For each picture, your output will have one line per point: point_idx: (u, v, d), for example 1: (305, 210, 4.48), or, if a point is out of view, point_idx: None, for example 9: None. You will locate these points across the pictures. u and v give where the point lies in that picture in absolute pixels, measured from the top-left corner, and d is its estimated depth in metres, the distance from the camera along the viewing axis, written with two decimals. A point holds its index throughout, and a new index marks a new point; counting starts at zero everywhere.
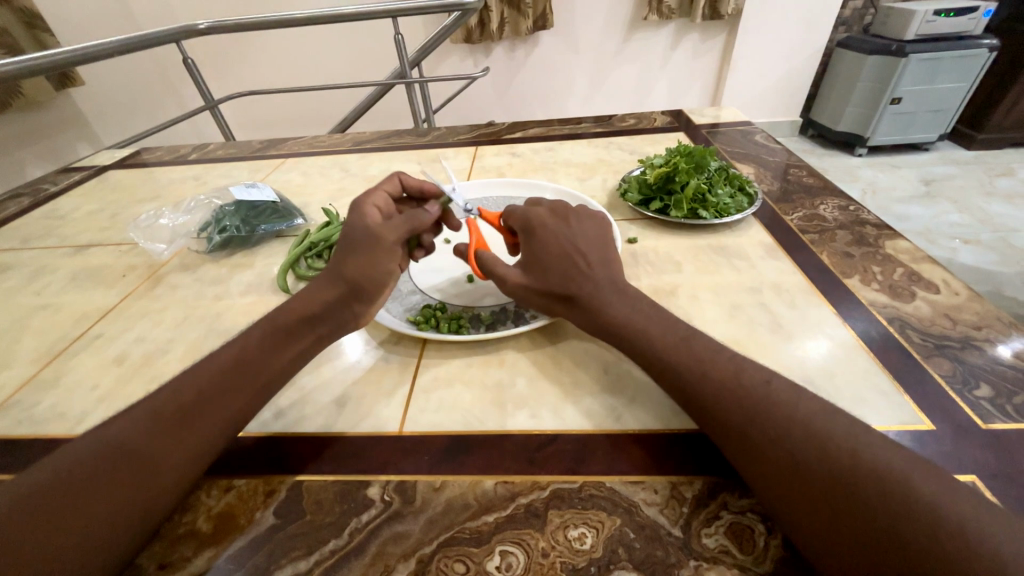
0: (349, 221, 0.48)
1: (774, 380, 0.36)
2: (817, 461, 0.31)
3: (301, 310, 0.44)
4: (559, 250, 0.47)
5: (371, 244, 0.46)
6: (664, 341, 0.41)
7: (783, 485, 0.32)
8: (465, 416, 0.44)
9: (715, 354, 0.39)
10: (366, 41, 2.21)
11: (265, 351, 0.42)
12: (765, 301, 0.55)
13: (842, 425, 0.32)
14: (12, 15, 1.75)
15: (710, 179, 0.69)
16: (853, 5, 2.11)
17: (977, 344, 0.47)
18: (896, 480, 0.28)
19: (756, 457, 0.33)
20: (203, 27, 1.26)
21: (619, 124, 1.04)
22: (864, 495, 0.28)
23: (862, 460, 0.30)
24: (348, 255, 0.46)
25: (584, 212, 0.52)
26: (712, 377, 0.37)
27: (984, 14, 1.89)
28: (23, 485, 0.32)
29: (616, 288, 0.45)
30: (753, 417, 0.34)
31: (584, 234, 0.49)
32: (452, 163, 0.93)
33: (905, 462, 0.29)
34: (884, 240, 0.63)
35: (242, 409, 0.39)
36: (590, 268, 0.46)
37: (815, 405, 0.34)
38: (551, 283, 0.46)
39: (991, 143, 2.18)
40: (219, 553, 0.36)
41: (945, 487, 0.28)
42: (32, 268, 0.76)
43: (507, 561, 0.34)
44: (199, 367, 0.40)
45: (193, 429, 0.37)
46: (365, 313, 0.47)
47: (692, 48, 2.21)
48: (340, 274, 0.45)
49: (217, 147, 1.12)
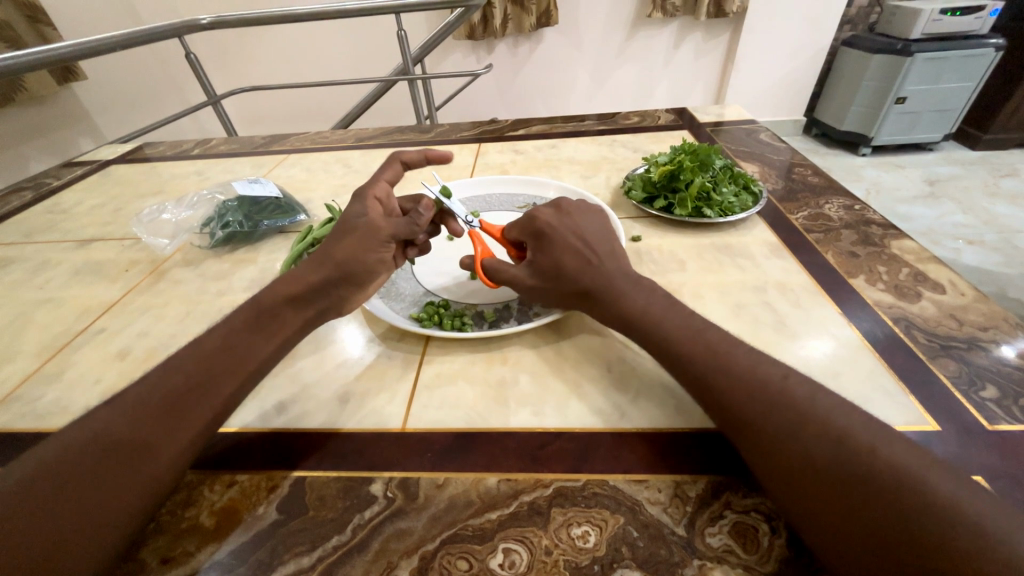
0: (350, 209, 0.51)
1: (791, 374, 0.36)
2: (833, 456, 0.30)
3: (287, 291, 0.45)
4: (566, 245, 0.47)
5: (368, 232, 0.48)
6: (678, 334, 0.41)
7: (797, 482, 0.31)
8: (468, 413, 0.44)
9: (731, 347, 0.39)
10: (367, 38, 2.20)
11: (256, 340, 0.43)
12: (770, 300, 0.54)
13: (858, 420, 0.32)
14: (14, 8, 1.74)
15: (715, 177, 0.69)
16: (858, 4, 2.10)
17: (982, 345, 0.47)
18: (916, 478, 0.28)
19: (771, 451, 0.33)
20: (206, 23, 1.26)
21: (623, 122, 1.04)
22: (882, 492, 0.28)
23: (879, 459, 0.29)
24: (341, 238, 0.49)
25: (587, 206, 0.52)
26: (728, 372, 0.37)
27: (991, 13, 1.87)
28: (11, 478, 0.32)
29: (630, 278, 0.46)
30: (768, 411, 0.34)
31: (590, 226, 0.49)
32: (456, 160, 0.93)
33: (923, 462, 0.29)
34: (890, 240, 0.63)
35: (230, 395, 0.40)
36: (601, 260, 0.46)
37: (831, 399, 0.34)
38: (563, 278, 0.46)
39: (996, 144, 2.17)
40: (220, 547, 0.36)
41: (963, 487, 0.28)
42: (34, 262, 0.76)
43: (510, 559, 0.34)
44: (192, 354, 0.40)
45: (183, 419, 0.37)
46: (352, 297, 0.49)
47: (696, 46, 2.21)
48: (329, 257, 0.47)
49: (219, 142, 1.12)
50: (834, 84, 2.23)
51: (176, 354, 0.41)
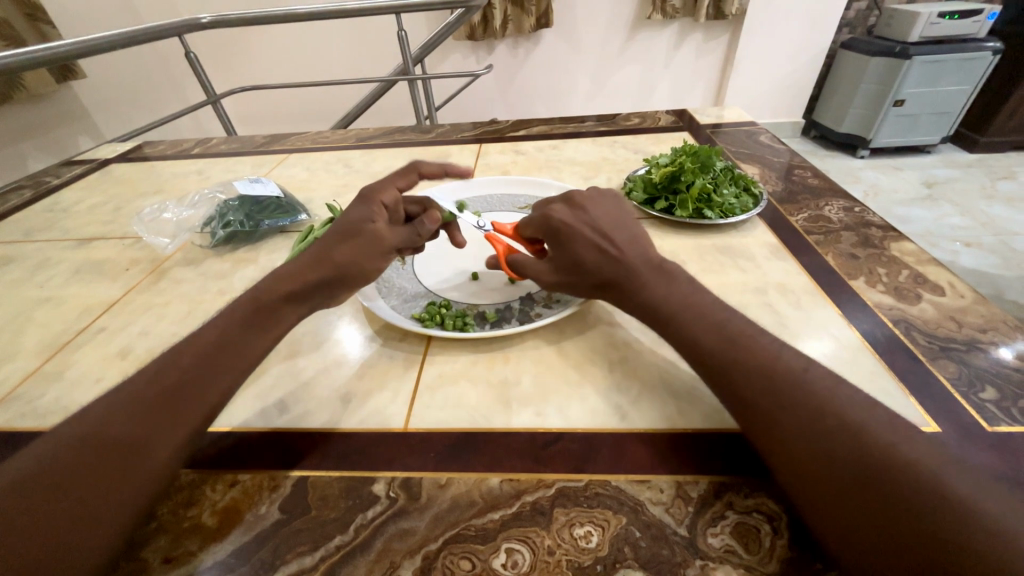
0: (354, 213, 0.51)
1: (812, 368, 0.36)
2: (849, 450, 0.31)
3: (289, 286, 0.46)
4: (584, 240, 0.47)
5: (370, 240, 0.49)
6: (698, 324, 0.41)
7: (810, 476, 0.31)
8: (470, 413, 0.44)
9: (751, 338, 0.39)
10: (368, 37, 2.20)
11: (260, 339, 0.43)
12: (771, 302, 0.55)
13: (878, 417, 0.32)
14: (13, 7, 1.74)
15: (715, 179, 0.69)
16: (856, 7, 2.11)
17: (981, 347, 0.47)
18: (932, 475, 0.28)
19: (786, 441, 0.33)
20: (206, 21, 1.26)
21: (623, 123, 1.04)
22: (898, 487, 0.28)
23: (898, 455, 0.29)
24: (343, 240, 0.48)
25: (599, 194, 0.51)
26: (748, 363, 0.37)
27: (987, 18, 1.90)
28: (7, 477, 0.31)
29: (652, 267, 0.45)
30: (786, 402, 0.34)
31: (605, 216, 0.49)
32: (456, 160, 0.93)
33: (941, 460, 0.29)
34: (889, 242, 0.63)
35: (226, 391, 0.40)
36: (621, 250, 0.46)
37: (852, 395, 0.34)
38: (585, 272, 0.47)
39: (994, 147, 2.18)
40: (222, 546, 0.36)
41: (979, 487, 0.28)
42: (33, 261, 0.76)
43: (513, 559, 0.34)
44: (188, 352, 0.40)
45: (180, 415, 0.37)
46: (341, 297, 0.50)
47: (695, 48, 2.21)
48: (328, 258, 0.47)
49: (219, 141, 1.12)
50: (833, 86, 2.24)
51: (171, 353, 0.41)
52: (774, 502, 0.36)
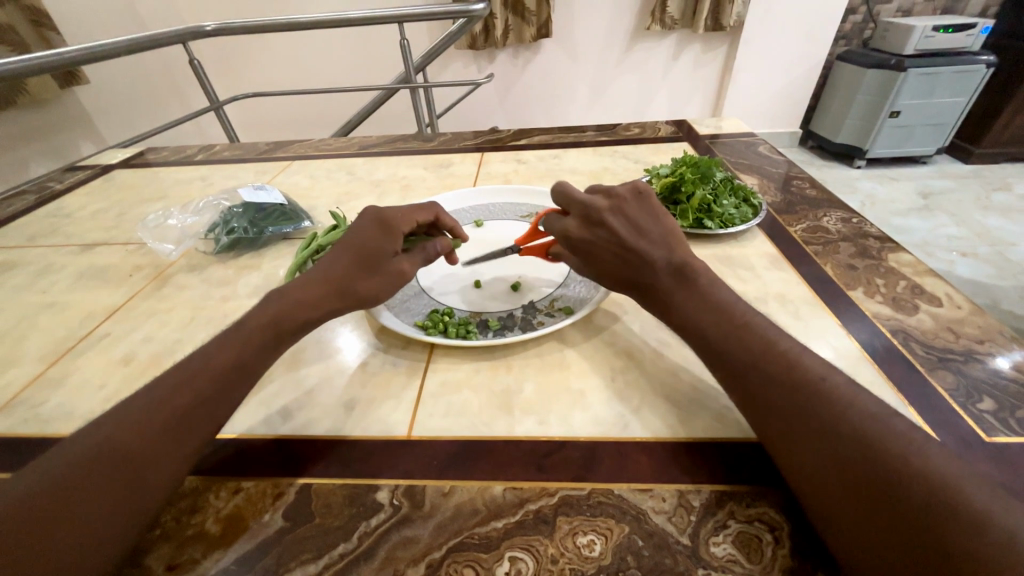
0: (377, 245, 0.49)
1: (830, 377, 0.36)
2: (864, 458, 0.31)
3: (304, 294, 0.46)
4: (604, 254, 0.49)
5: (395, 279, 0.51)
6: (717, 330, 0.41)
7: (823, 481, 0.32)
8: (473, 421, 0.45)
9: (770, 345, 0.39)
10: (370, 45, 2.22)
11: (272, 349, 0.44)
12: (770, 311, 0.55)
13: (896, 426, 0.32)
14: (18, 13, 1.75)
15: (715, 189, 0.70)
16: (852, 20, 2.15)
17: (979, 358, 0.47)
18: (948, 487, 0.28)
19: (801, 448, 0.34)
20: (211, 29, 1.27)
21: (623, 133, 1.05)
22: (910, 497, 0.28)
23: (913, 465, 0.29)
24: (363, 270, 0.49)
25: (621, 197, 0.51)
26: (765, 369, 0.37)
27: (980, 31, 1.92)
28: (11, 482, 0.31)
29: (677, 269, 0.45)
30: (800, 409, 0.35)
31: (626, 221, 0.49)
32: (458, 169, 0.94)
33: (960, 472, 0.29)
34: (887, 253, 0.64)
35: (229, 400, 0.40)
36: (640, 254, 0.47)
37: (871, 405, 0.34)
38: (614, 279, 0.49)
39: (989, 158, 2.20)
40: (226, 554, 0.36)
41: (997, 500, 0.27)
42: (37, 266, 0.76)
43: (516, 567, 0.34)
44: (193, 360, 0.41)
45: (185, 422, 0.37)
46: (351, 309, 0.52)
47: (694, 58, 2.24)
48: (348, 288, 0.48)
49: (223, 148, 1.13)
50: (829, 97, 2.26)
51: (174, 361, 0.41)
52: (776, 511, 0.36)
